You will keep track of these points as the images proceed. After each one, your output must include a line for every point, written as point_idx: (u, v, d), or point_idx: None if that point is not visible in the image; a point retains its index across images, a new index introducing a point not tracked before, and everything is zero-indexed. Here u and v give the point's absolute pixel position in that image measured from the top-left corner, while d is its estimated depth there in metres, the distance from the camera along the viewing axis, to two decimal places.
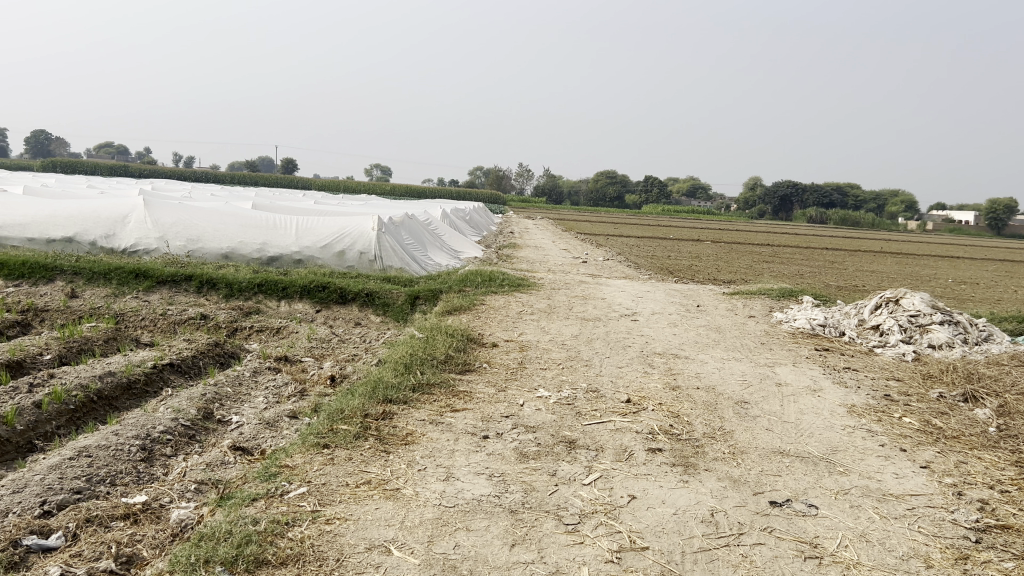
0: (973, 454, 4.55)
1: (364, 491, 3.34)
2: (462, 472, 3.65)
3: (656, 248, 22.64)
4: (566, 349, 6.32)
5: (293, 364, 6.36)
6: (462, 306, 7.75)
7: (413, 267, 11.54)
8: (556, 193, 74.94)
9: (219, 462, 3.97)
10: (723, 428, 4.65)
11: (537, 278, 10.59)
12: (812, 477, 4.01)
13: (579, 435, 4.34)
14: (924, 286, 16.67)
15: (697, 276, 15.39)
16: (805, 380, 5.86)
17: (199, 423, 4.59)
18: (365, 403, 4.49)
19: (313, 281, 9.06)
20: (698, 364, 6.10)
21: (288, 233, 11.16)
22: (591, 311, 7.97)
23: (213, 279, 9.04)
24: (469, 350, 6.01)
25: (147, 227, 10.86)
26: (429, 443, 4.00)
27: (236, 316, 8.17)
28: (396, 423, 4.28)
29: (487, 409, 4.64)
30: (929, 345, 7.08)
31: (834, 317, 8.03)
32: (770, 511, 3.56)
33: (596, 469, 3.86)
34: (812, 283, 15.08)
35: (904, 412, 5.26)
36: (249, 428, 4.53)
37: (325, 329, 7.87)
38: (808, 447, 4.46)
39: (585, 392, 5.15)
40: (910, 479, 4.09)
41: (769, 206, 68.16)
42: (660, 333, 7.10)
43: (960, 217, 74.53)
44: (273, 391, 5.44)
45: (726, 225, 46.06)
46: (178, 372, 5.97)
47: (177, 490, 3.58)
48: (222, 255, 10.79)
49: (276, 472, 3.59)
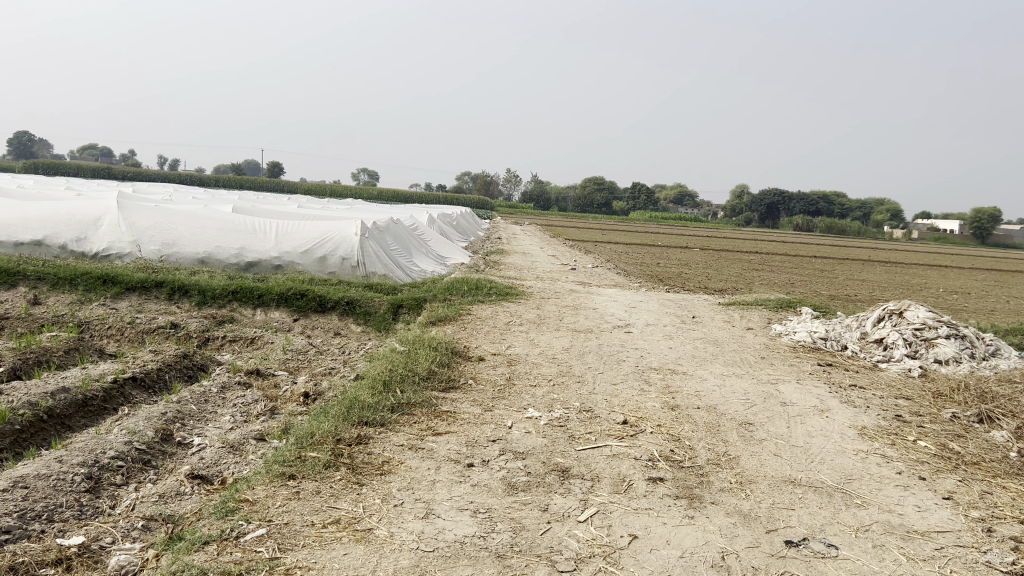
0: (997, 483, 4.20)
1: (331, 533, 2.96)
2: (443, 508, 3.27)
3: (644, 256, 22.32)
4: (557, 363, 5.95)
5: (266, 378, 5.97)
6: (447, 316, 7.38)
7: (397, 274, 11.13)
8: (543, 200, 74.75)
9: (174, 493, 3.58)
10: (728, 454, 4.29)
11: (525, 286, 10.18)
12: (828, 511, 3.65)
13: (573, 463, 3.96)
14: (917, 296, 16.44)
15: (687, 284, 15.03)
16: (811, 399, 5.50)
17: (156, 447, 4.19)
18: (339, 425, 4.10)
19: (291, 289, 8.63)
20: (696, 381, 5.73)
21: (267, 238, 10.75)
22: (582, 322, 7.59)
23: (185, 286, 8.60)
24: (454, 364, 5.63)
25: (120, 231, 10.40)
26: (408, 473, 3.61)
27: (209, 325, 7.76)
28: (372, 449, 3.89)
29: (472, 432, 4.26)
30: (936, 360, 6.76)
31: (836, 330, 7.69)
32: (786, 552, 3.19)
33: (592, 503, 3.49)
34: (805, 293, 14.80)
35: (918, 434, 4.91)
36: (210, 453, 4.14)
37: (302, 339, 7.47)
38: (821, 476, 4.11)
39: (578, 413, 4.78)
40: (934, 513, 3.73)
41: (756, 213, 68.05)
42: (655, 346, 6.73)
43: (945, 224, 74.63)
44: (241, 409, 5.06)
45: (713, 232, 45.88)
46: (141, 388, 5.56)
47: (121, 528, 3.19)
48: (198, 260, 10.35)
49: (234, 509, 3.20)
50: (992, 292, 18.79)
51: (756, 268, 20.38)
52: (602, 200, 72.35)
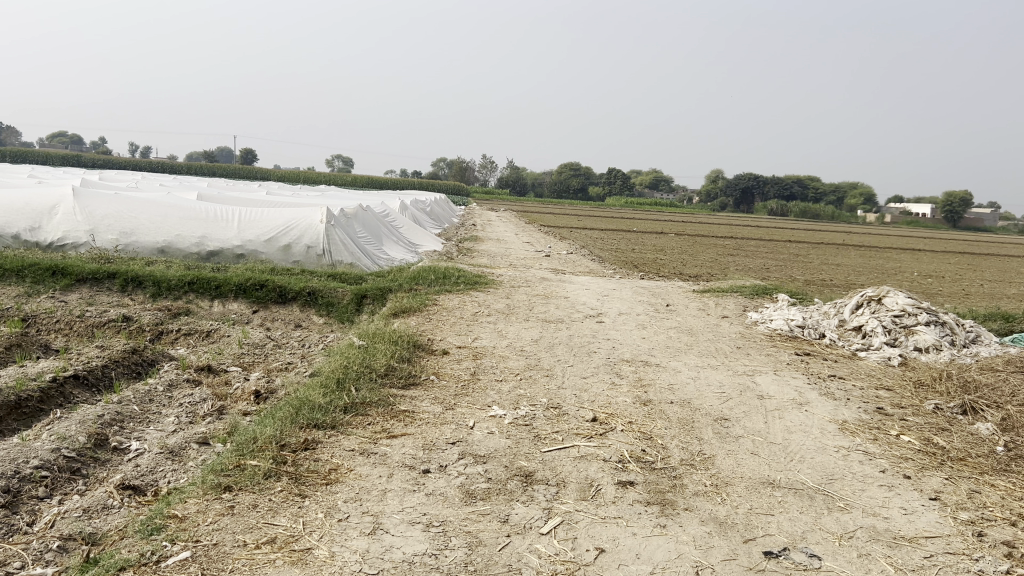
0: (984, 480, 3.99)
1: (265, 555, 2.68)
2: (392, 523, 2.99)
3: (620, 242, 22.05)
4: (525, 356, 5.68)
5: (217, 375, 5.64)
6: (411, 307, 7.06)
7: (364, 262, 10.81)
8: (519, 186, 74.22)
9: (100, 507, 3.27)
10: (703, 453, 4.04)
11: (496, 274, 9.87)
12: (809, 516, 3.41)
13: (537, 467, 3.69)
14: (892, 280, 16.32)
15: (662, 269, 14.78)
16: (789, 391, 5.27)
17: (87, 454, 3.86)
18: (285, 429, 3.80)
19: (250, 279, 8.27)
20: (669, 373, 5.48)
21: (229, 226, 10.34)
22: (552, 311, 7.32)
23: (139, 277, 8.21)
24: (416, 359, 5.33)
25: (76, 218, 9.93)
26: (356, 482, 3.33)
27: (163, 318, 7.40)
28: (319, 455, 3.59)
29: (430, 434, 3.98)
30: (916, 347, 6.56)
31: (813, 318, 7.48)
32: (765, 565, 2.94)
33: (556, 513, 3.22)
34: (781, 278, 14.60)
35: (901, 428, 4.69)
36: (147, 460, 3.83)
37: (259, 332, 7.13)
38: (801, 476, 3.87)
39: (545, 410, 4.51)
40: (920, 516, 3.50)
41: (731, 199, 68.07)
42: (628, 337, 6.47)
43: (917, 208, 75.16)
44: (188, 410, 4.74)
45: (688, 218, 45.76)
46: (82, 386, 5.21)
47: (34, 550, 2.87)
48: (158, 249, 9.95)
49: (159, 527, 2.90)
50: (965, 275, 18.79)
51: (732, 254, 20.17)
52: (577, 186, 72.00)
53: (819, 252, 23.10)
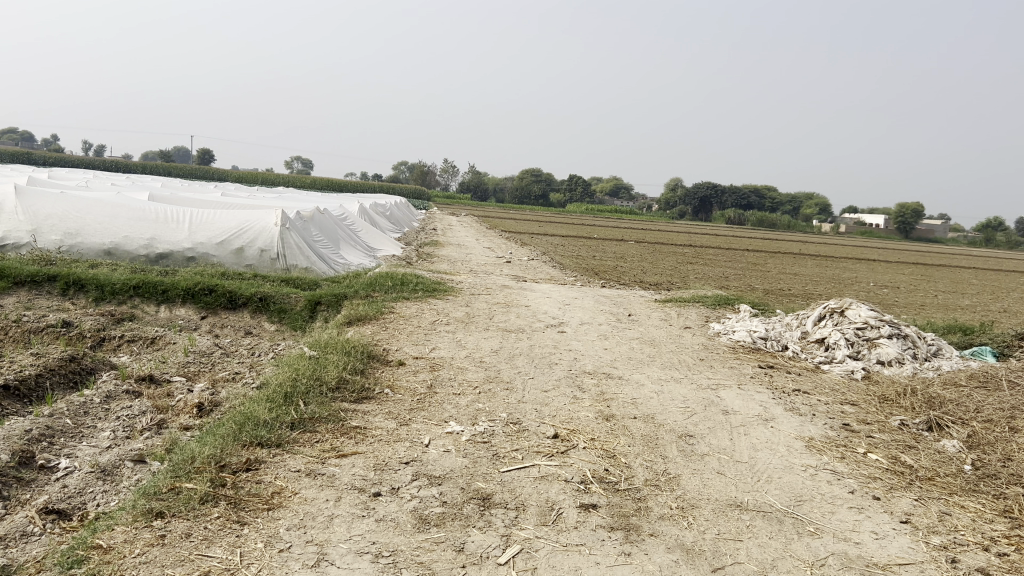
0: (953, 501, 3.89)
1: None
2: (339, 553, 2.77)
3: (582, 249, 21.97)
4: (484, 368, 5.48)
5: (159, 386, 5.35)
6: (367, 314, 6.82)
7: (320, 266, 10.53)
8: (481, 190, 73.99)
9: (19, 535, 2.99)
10: (668, 473, 3.88)
11: (455, 281, 9.65)
12: (779, 542, 3.26)
13: (496, 489, 3.49)
14: (849, 291, 16.43)
15: (623, 278, 14.67)
16: (754, 406, 5.14)
17: (10, 473, 3.57)
18: (226, 448, 3.55)
19: (199, 283, 7.95)
20: (632, 386, 5.32)
21: (180, 228, 9.98)
22: (513, 321, 7.13)
23: (81, 280, 7.83)
24: (370, 371, 5.10)
25: (17, 217, 9.46)
26: (301, 507, 3.10)
27: (105, 323, 7.06)
28: (262, 477, 3.36)
29: (383, 453, 3.76)
30: (878, 361, 6.50)
31: (776, 329, 7.39)
32: None
33: (514, 540, 3.03)
34: (740, 287, 14.60)
35: (868, 446, 4.59)
36: (75, 480, 3.55)
37: (207, 340, 6.84)
38: (769, 498, 3.73)
39: (504, 426, 4.32)
40: (892, 542, 3.37)
41: (690, 207, 68.65)
42: (590, 348, 6.31)
43: (870, 219, 76.57)
44: (125, 423, 4.46)
45: (646, 225, 45.93)
46: (12, 397, 4.88)
47: None
48: (104, 251, 9.54)
49: (81, 560, 2.64)
50: (919, 286, 19.03)
51: (692, 262, 20.17)
52: (539, 192, 72.03)
53: (777, 262, 23.25)
